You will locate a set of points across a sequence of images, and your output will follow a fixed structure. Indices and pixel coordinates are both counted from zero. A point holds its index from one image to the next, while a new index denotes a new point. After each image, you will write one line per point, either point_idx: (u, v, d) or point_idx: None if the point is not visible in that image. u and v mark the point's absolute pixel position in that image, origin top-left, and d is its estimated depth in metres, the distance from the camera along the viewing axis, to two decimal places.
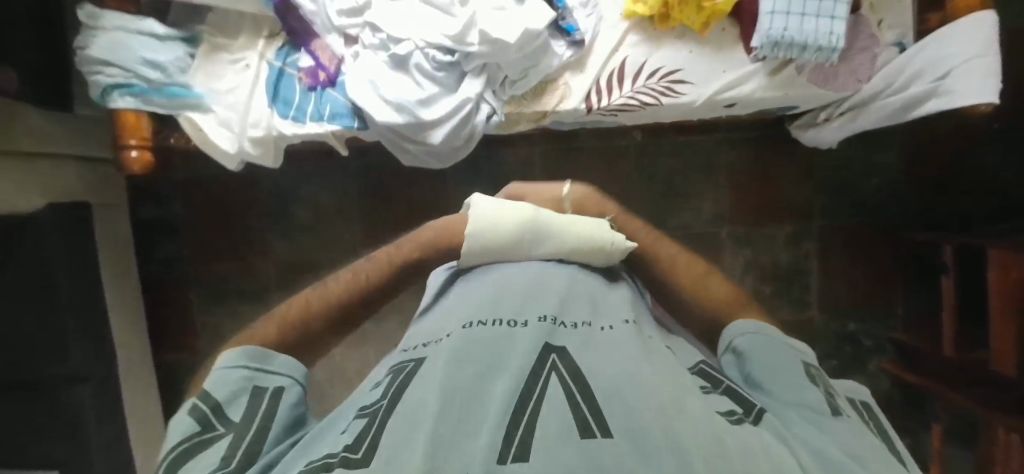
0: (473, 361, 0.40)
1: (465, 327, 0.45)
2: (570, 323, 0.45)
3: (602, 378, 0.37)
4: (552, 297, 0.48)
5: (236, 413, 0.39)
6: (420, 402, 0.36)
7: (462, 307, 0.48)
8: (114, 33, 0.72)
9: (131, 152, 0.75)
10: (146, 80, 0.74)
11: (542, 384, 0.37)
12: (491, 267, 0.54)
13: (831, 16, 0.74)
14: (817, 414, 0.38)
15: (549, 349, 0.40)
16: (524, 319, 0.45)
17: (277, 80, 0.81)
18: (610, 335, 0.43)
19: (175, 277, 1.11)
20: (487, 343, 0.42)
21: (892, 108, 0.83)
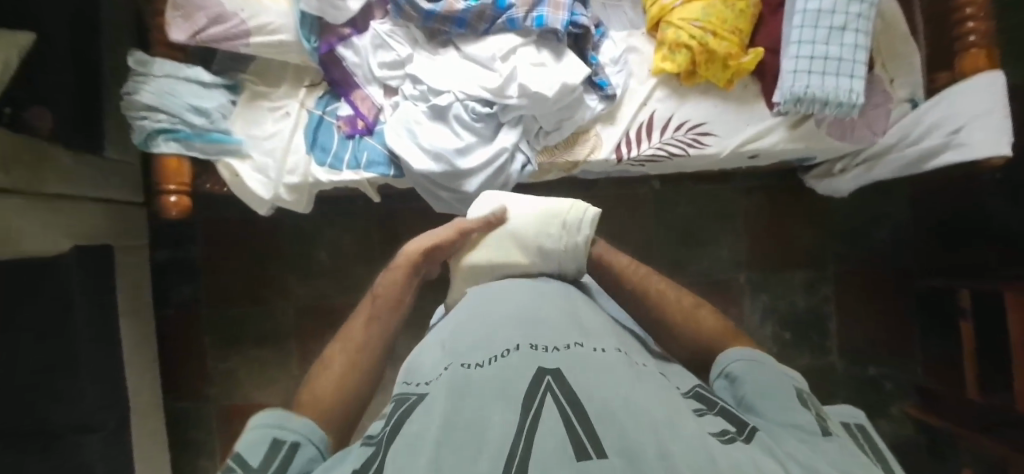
0: (474, 392, 0.39)
1: (464, 363, 0.44)
2: (562, 346, 0.44)
3: (594, 400, 0.37)
4: (543, 321, 0.47)
5: (254, 459, 0.40)
6: (421, 441, 0.36)
7: (459, 339, 0.48)
8: (163, 79, 0.73)
9: (169, 197, 0.74)
10: (190, 125, 0.74)
11: (536, 406, 0.36)
12: (484, 299, 0.54)
13: (850, 75, 0.78)
14: (809, 435, 0.38)
15: (542, 372, 0.39)
16: (517, 344, 0.44)
17: (317, 127, 0.83)
18: (602, 357, 0.42)
19: (191, 321, 1.09)
20: (484, 374, 0.41)
21: (905, 161, 0.86)
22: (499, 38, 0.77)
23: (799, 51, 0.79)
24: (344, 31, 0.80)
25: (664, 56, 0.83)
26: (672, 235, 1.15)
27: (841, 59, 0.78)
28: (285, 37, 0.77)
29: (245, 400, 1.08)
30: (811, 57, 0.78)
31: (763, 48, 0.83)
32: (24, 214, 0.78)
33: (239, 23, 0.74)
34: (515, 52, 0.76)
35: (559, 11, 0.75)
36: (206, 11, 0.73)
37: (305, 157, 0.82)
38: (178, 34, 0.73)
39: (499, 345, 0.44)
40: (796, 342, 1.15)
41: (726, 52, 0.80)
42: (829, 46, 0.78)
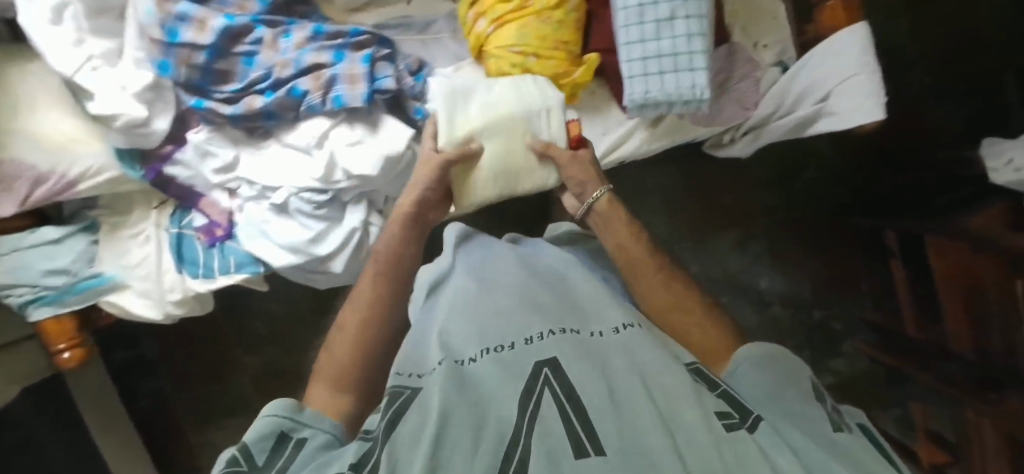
0: (476, 390, 0.41)
1: (453, 359, 0.45)
2: (558, 332, 0.45)
3: (590, 389, 0.38)
4: (543, 311, 0.49)
5: (263, 456, 0.41)
6: (422, 437, 0.36)
7: (456, 332, 0.49)
8: (10, 255, 0.74)
9: (63, 354, 0.78)
10: (54, 288, 0.76)
11: (534, 401, 0.38)
12: (483, 286, 0.54)
13: (690, 69, 0.70)
14: (816, 429, 0.40)
15: (541, 363, 0.41)
16: (514, 340, 0.45)
17: (180, 243, 0.84)
18: (605, 342, 0.44)
19: (164, 406, 1.17)
20: (480, 374, 0.42)
21: (786, 129, 0.79)
22: (309, 125, 0.73)
23: (631, 54, 0.71)
24: (166, 150, 0.78)
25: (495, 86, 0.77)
26: None
27: (677, 55, 0.69)
28: (110, 174, 0.75)
29: None
30: (643, 59, 0.71)
31: (598, 52, 0.75)
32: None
33: (60, 177, 0.72)
34: (328, 137, 0.73)
35: (357, 84, 0.69)
36: (21, 177, 0.70)
37: (177, 274, 0.85)
38: (6, 207, 0.71)
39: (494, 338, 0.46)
40: (738, 303, 1.12)
41: (554, 73, 0.73)
42: (660, 42, 0.69)
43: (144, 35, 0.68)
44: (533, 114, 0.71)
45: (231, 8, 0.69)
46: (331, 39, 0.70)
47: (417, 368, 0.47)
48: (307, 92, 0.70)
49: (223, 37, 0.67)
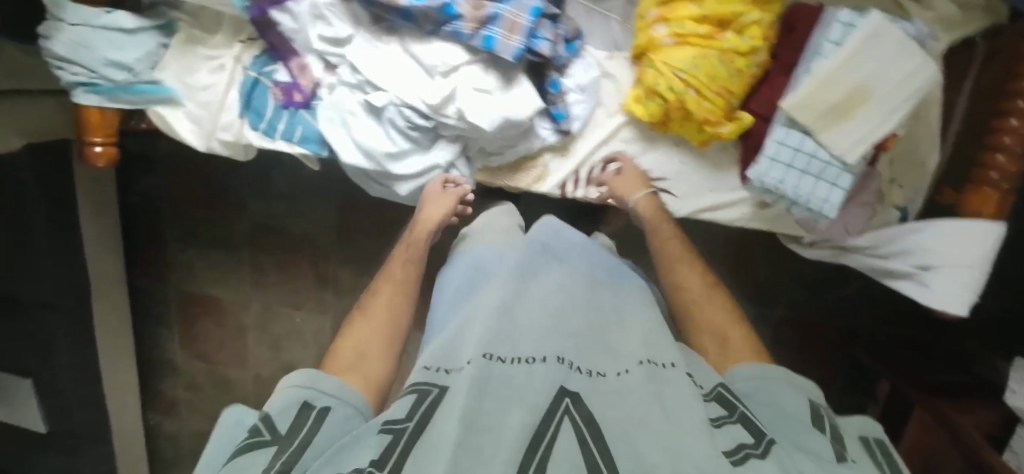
0: (495, 396, 0.39)
1: (486, 354, 0.42)
2: (586, 368, 0.43)
3: (610, 421, 0.38)
4: (575, 338, 0.46)
5: (283, 424, 0.42)
6: (441, 433, 0.35)
7: (496, 327, 0.46)
8: (78, 28, 0.66)
9: (95, 148, 0.73)
10: (111, 80, 0.70)
11: (554, 424, 0.37)
12: (522, 292, 0.52)
13: (831, 182, 0.68)
14: (826, 461, 0.38)
15: (562, 392, 0.39)
16: (545, 354, 0.43)
17: (251, 90, 0.77)
18: (628, 378, 0.42)
19: (154, 210, 1.15)
20: (508, 380, 0.40)
21: (868, 267, 0.80)
22: (444, 49, 0.67)
23: (786, 138, 0.68)
24: None
25: (638, 97, 0.72)
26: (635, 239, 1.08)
27: (828, 163, 0.67)
28: None
29: (206, 292, 1.20)
30: (795, 150, 0.68)
31: (751, 116, 0.71)
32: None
33: None
34: (459, 71, 0.68)
35: (516, 36, 0.64)
36: None
37: (238, 119, 0.79)
38: None
39: (528, 349, 0.44)
40: None
41: (704, 116, 0.69)
42: (823, 143, 0.66)
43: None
44: (879, 81, 0.62)
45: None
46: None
47: (450, 361, 0.44)
48: (461, 16, 0.64)
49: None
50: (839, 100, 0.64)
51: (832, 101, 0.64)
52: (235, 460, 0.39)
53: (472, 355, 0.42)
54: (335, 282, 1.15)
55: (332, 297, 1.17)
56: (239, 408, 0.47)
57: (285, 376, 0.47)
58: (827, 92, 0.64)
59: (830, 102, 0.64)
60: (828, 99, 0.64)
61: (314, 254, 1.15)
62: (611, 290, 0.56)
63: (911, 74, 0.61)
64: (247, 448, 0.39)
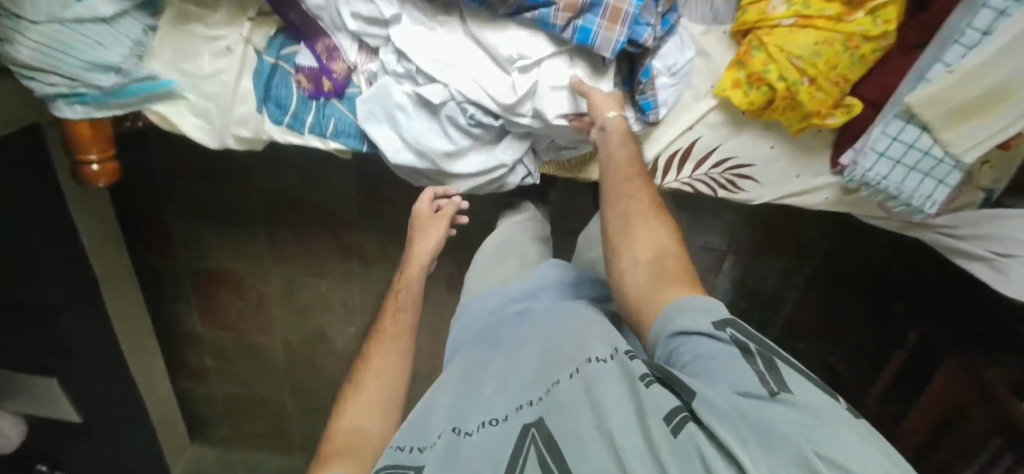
0: (464, 460, 0.42)
1: (454, 429, 0.46)
2: (540, 392, 0.46)
3: (568, 434, 0.40)
4: (531, 370, 0.50)
5: None
6: None
7: (459, 405, 0.50)
8: (47, 27, 0.50)
9: (91, 166, 0.60)
10: (99, 87, 0.55)
11: (521, 461, 0.39)
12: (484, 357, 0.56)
13: (939, 180, 0.63)
14: (758, 399, 0.36)
15: (527, 426, 0.42)
16: (507, 411, 0.46)
17: (269, 77, 0.63)
18: (577, 383, 0.44)
19: (144, 185, 1.01)
20: (475, 443, 0.44)
21: (938, 243, 0.78)
22: (522, 36, 0.58)
23: (901, 132, 0.61)
24: None
25: (737, 81, 0.62)
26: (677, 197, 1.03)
27: (941, 160, 0.61)
28: None
29: (218, 265, 1.11)
30: (908, 146, 0.61)
31: (861, 101, 0.63)
32: None
33: None
34: (540, 64, 0.59)
35: (619, 26, 0.56)
36: None
37: (257, 112, 0.65)
38: None
39: (489, 408, 0.48)
40: (745, 309, 1.20)
41: (815, 108, 0.61)
42: (941, 140, 0.60)
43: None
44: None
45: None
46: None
47: (423, 441, 0.47)
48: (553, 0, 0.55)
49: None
50: (973, 98, 0.56)
51: (964, 98, 0.56)
52: None
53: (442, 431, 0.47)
54: (361, 251, 1.09)
55: (359, 266, 1.11)
56: None
57: None
58: (964, 89, 0.56)
59: (961, 100, 0.57)
60: (961, 96, 0.56)
61: (336, 225, 1.06)
62: (572, 306, 0.57)
63: None
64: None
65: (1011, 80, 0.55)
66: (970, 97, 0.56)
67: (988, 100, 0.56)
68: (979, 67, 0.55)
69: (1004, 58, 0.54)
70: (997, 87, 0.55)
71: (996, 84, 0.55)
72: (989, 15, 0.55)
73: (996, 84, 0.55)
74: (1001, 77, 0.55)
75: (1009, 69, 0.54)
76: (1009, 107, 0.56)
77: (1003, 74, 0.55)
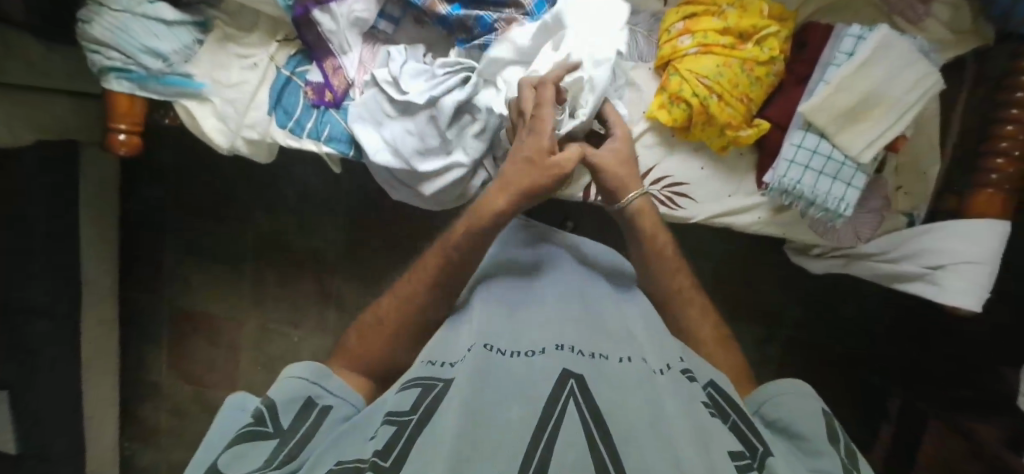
0: (497, 387, 0.41)
1: (487, 346, 0.47)
2: (588, 354, 0.46)
3: (616, 413, 0.38)
4: (589, 326, 0.51)
5: (286, 419, 0.46)
6: (446, 427, 0.36)
7: (491, 334, 0.49)
8: (120, 15, 0.68)
9: (119, 135, 0.73)
10: (145, 67, 0.71)
11: (559, 409, 0.38)
12: (521, 303, 0.55)
13: (846, 182, 0.71)
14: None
15: (566, 375, 0.41)
16: (543, 348, 0.46)
17: (282, 88, 0.78)
18: (627, 369, 0.44)
19: (153, 221, 1.14)
20: (507, 372, 0.43)
21: (879, 273, 0.82)
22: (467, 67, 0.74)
23: (803, 141, 0.71)
24: None
25: (662, 103, 0.75)
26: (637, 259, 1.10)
27: (843, 163, 0.71)
28: None
29: (198, 308, 1.15)
30: (813, 152, 0.71)
31: (769, 123, 0.75)
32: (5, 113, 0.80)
33: None
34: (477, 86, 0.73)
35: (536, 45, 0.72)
36: None
37: (265, 116, 0.78)
38: None
39: (526, 345, 0.47)
40: None
41: (727, 120, 0.73)
42: (836, 145, 0.70)
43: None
44: (886, 88, 0.67)
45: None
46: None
47: (450, 360, 0.48)
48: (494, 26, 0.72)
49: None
50: (851, 102, 0.68)
51: (843, 102, 0.68)
52: (239, 448, 0.43)
53: (474, 346, 0.47)
54: (338, 298, 1.11)
55: (334, 316, 1.12)
56: (244, 397, 0.51)
57: (289, 365, 0.51)
58: (841, 94, 0.68)
59: (842, 104, 0.68)
60: (843, 101, 0.68)
61: (318, 270, 1.11)
62: (596, 298, 0.57)
63: (916, 83, 0.67)
64: (248, 434, 0.45)
65: (876, 84, 0.67)
66: (847, 101, 0.68)
67: (863, 102, 0.68)
68: (847, 75, 0.68)
69: (865, 70, 0.67)
70: (868, 92, 0.68)
71: (866, 89, 0.68)
72: (848, 43, 0.70)
73: (866, 89, 0.68)
74: (868, 83, 0.68)
75: (871, 78, 0.67)
76: (881, 108, 0.68)
77: (869, 82, 0.68)
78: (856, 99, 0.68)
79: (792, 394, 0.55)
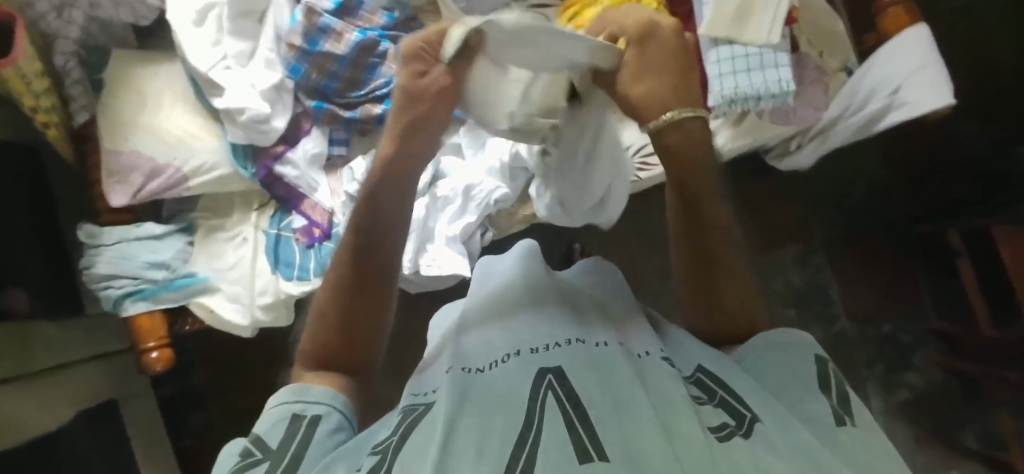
0: (475, 396, 0.38)
1: (464, 368, 0.42)
2: (563, 343, 0.43)
3: (598, 400, 0.35)
4: (555, 318, 0.47)
5: (274, 438, 0.38)
6: (419, 457, 0.32)
7: (462, 348, 0.45)
8: (117, 246, 0.76)
9: (152, 354, 0.76)
10: (153, 281, 0.77)
11: (539, 408, 0.35)
12: (490, 308, 0.51)
13: (776, 66, 0.77)
14: (821, 425, 0.35)
15: (544, 372, 0.38)
16: (519, 350, 0.43)
17: (276, 245, 0.83)
18: (602, 353, 0.41)
19: (210, 446, 1.11)
20: (486, 381, 0.40)
21: (857, 126, 0.84)
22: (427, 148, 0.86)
23: (719, 55, 0.79)
24: (278, 149, 0.81)
25: None
26: (655, 244, 1.12)
27: (762, 52, 0.77)
28: (223, 170, 0.78)
29: None
30: (732, 58, 0.78)
31: None
32: (53, 390, 0.80)
33: (174, 171, 0.76)
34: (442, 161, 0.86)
35: None
36: (140, 169, 0.74)
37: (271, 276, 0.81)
38: (119, 198, 0.74)
39: (501, 350, 0.43)
40: (803, 319, 1.12)
41: None
42: (747, 43, 0.77)
43: (281, 40, 0.81)
44: None
45: (361, 22, 0.83)
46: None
47: (429, 388, 0.45)
48: None
49: (330, 36, 0.80)
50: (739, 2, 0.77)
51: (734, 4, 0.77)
52: None
53: (450, 369, 0.42)
54: None
55: None
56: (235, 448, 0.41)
57: (271, 399, 0.43)
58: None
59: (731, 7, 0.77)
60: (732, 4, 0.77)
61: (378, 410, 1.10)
62: (551, 288, 0.52)
63: None
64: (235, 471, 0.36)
65: None
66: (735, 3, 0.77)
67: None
68: None
69: None
70: None
71: None
72: None
73: None
74: None
75: None
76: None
77: None
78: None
79: (783, 339, 0.44)
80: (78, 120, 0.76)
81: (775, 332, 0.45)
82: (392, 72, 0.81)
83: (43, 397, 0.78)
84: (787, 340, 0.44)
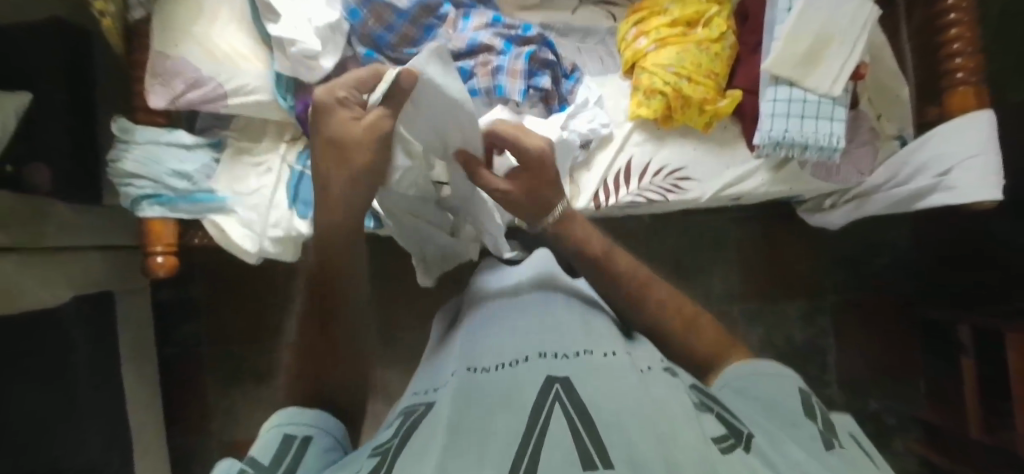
0: (480, 400, 0.38)
1: (469, 368, 0.43)
2: (570, 354, 0.42)
3: (604, 408, 0.35)
4: (561, 327, 0.47)
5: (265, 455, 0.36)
6: (427, 451, 0.33)
7: (471, 352, 0.46)
8: (146, 147, 0.77)
9: (156, 258, 0.78)
10: (173, 189, 0.78)
11: (544, 416, 0.34)
12: (500, 313, 0.52)
13: (830, 118, 0.76)
14: (812, 444, 0.37)
15: (551, 380, 0.38)
16: (527, 356, 0.43)
17: (297, 182, 0.83)
18: (612, 365, 0.41)
19: (190, 358, 1.14)
20: (492, 383, 0.40)
21: (897, 199, 0.82)
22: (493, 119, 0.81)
23: (776, 95, 0.77)
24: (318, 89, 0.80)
25: (639, 102, 0.83)
26: (666, 268, 1.11)
27: (819, 102, 0.76)
28: (261, 96, 0.78)
29: (246, 435, 1.12)
30: (788, 101, 0.76)
31: (741, 90, 0.83)
32: (60, 268, 0.81)
33: (216, 87, 0.76)
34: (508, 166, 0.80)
35: (517, 80, 0.80)
36: (183, 77, 0.75)
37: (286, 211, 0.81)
38: (158, 100, 0.75)
39: (509, 353, 0.44)
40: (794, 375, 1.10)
41: (702, 97, 0.80)
42: (807, 91, 0.76)
43: None
44: (834, 27, 0.75)
45: None
46: (506, 30, 0.83)
47: (433, 386, 0.45)
48: (474, 76, 0.81)
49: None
50: (808, 45, 0.75)
51: (801, 47, 0.75)
52: None
53: (456, 371, 0.43)
54: (386, 387, 1.09)
55: (384, 404, 1.10)
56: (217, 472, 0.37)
57: (270, 418, 0.41)
58: (797, 41, 0.75)
59: (797, 50, 0.75)
60: (800, 47, 0.75)
61: None
62: (561, 302, 0.52)
63: (861, 19, 0.75)
64: None
65: (828, 24, 0.75)
66: (803, 46, 0.75)
67: (820, 43, 0.75)
68: (793, 26, 0.75)
69: (811, 19, 0.75)
70: (823, 32, 0.75)
71: (819, 30, 0.75)
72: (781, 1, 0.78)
73: (818, 31, 0.75)
74: (820, 25, 0.75)
75: (818, 23, 0.75)
76: (833, 42, 0.75)
77: (822, 26, 0.75)
78: (811, 42, 0.75)
79: (762, 367, 0.46)
80: (132, 15, 0.75)
81: (757, 366, 0.46)
82: (448, 38, 0.82)
83: (49, 271, 0.79)
84: (767, 368, 0.45)
